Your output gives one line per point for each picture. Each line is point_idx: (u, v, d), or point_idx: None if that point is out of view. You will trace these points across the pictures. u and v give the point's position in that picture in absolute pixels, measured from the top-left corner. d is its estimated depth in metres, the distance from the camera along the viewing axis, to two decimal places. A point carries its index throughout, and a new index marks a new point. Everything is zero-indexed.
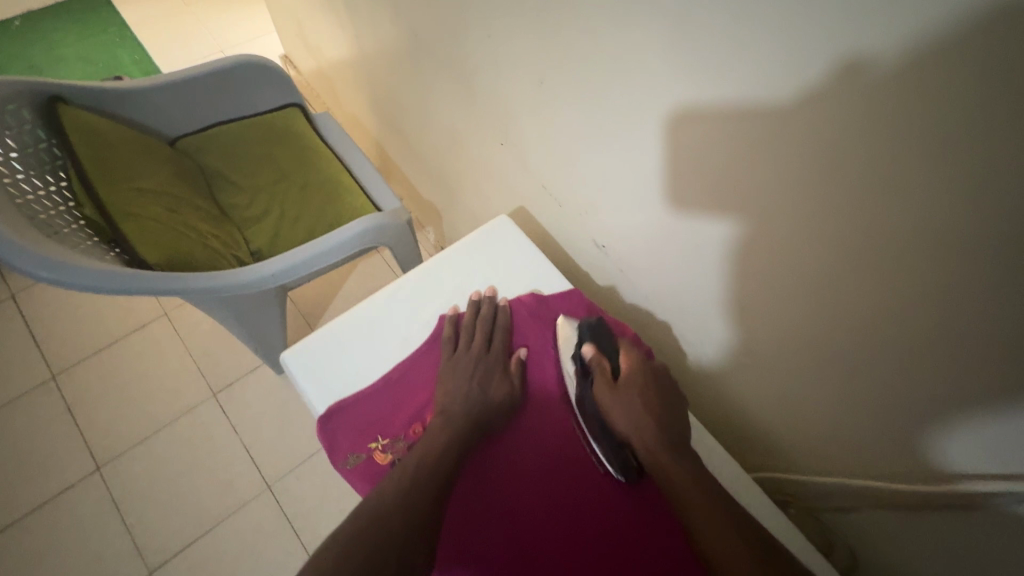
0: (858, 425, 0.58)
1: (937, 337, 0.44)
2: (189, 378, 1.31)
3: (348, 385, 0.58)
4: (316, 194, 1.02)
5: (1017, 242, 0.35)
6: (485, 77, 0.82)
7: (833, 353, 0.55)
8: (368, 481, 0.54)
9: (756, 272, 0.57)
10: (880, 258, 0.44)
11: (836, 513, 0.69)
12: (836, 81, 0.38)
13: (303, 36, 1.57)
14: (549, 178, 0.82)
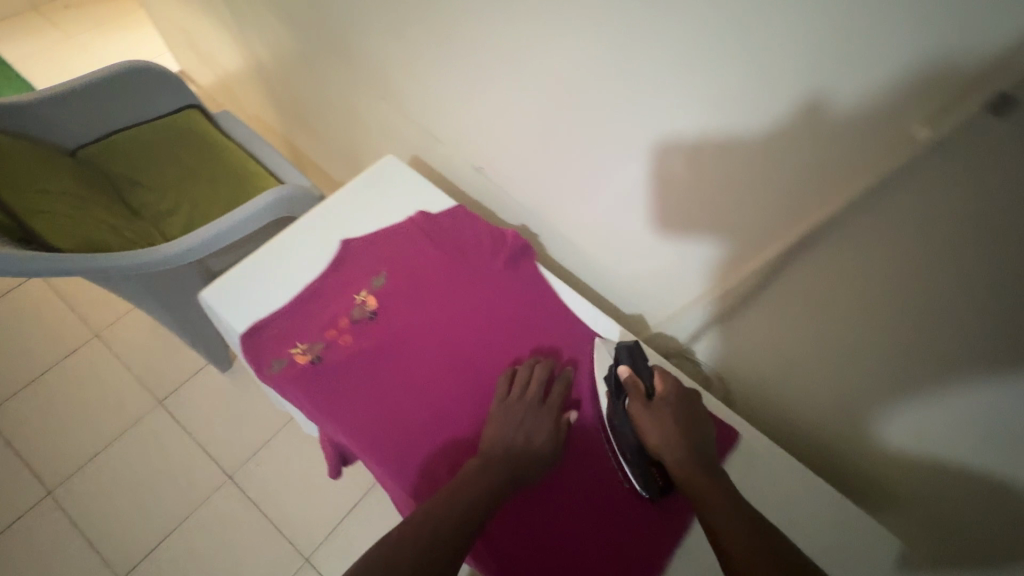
0: (690, 255, 0.71)
1: (718, 155, 0.58)
2: (132, 391, 1.32)
3: (260, 309, 0.65)
4: (226, 182, 1.08)
5: (732, 51, 0.49)
6: (362, 44, 0.91)
7: (666, 193, 0.68)
8: (294, 379, 0.61)
9: (737, 281, 0.68)
10: (667, 101, 0.57)
11: (702, 347, 0.80)
12: (759, 79, 0.49)
13: (195, 46, 1.58)
14: (432, 124, 0.92)
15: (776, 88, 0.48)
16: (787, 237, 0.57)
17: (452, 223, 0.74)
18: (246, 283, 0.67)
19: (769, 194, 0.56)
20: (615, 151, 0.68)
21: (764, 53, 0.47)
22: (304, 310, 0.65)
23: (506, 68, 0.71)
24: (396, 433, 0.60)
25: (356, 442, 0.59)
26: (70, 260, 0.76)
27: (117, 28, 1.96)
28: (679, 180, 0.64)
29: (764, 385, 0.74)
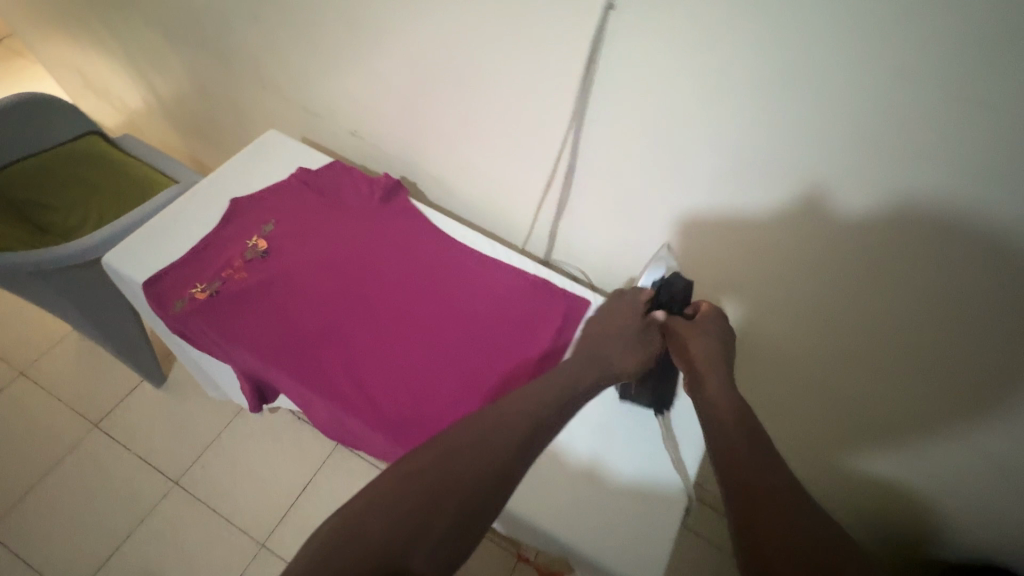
0: (523, 163, 0.83)
1: (517, 74, 0.72)
2: (65, 419, 1.33)
3: (155, 262, 0.73)
4: (131, 193, 1.15)
5: None
6: (241, 44, 1.03)
7: (493, 121, 0.81)
8: (196, 313, 0.70)
9: (768, 336, 0.81)
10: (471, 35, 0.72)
11: (562, 244, 0.92)
12: (780, 177, 0.62)
13: (89, 84, 1.62)
14: (312, 104, 1.03)
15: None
16: (569, 110, 0.71)
17: (331, 175, 0.85)
18: (141, 243, 0.75)
19: (547, 81, 0.70)
20: (449, 84, 0.80)
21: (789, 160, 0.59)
22: (201, 256, 0.74)
23: (343, 17, 0.82)
24: (294, 345, 0.69)
25: (257, 355, 0.68)
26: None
27: (11, 85, 1.97)
28: (497, 93, 0.76)
29: (614, 260, 0.89)
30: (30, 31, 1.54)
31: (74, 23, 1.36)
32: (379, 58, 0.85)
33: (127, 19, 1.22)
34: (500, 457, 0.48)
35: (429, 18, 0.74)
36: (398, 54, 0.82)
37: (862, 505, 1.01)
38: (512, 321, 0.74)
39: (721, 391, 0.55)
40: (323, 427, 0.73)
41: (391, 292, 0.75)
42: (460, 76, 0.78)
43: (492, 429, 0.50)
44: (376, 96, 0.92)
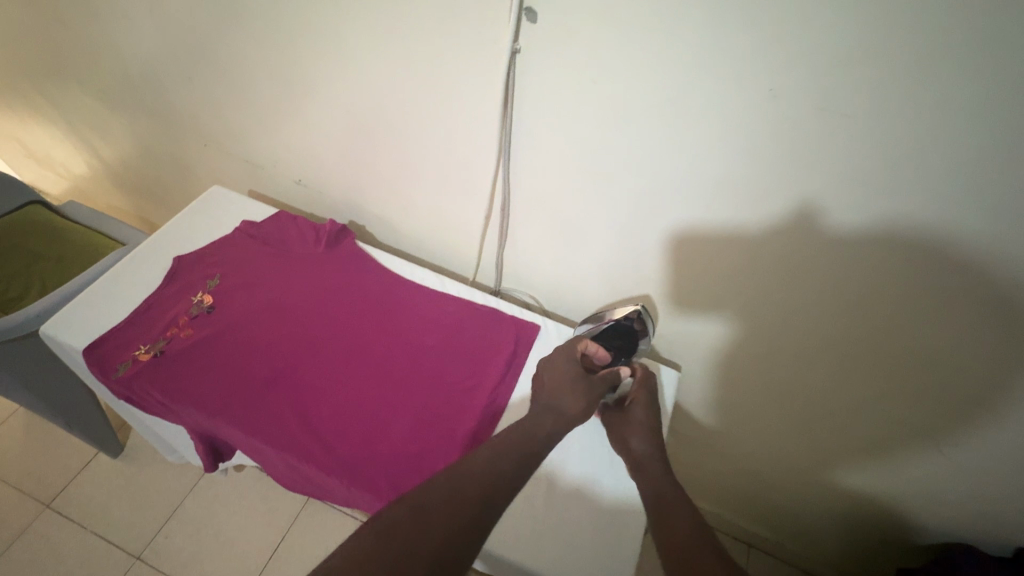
0: (463, 198, 0.87)
1: (446, 117, 0.76)
2: (13, 503, 1.25)
3: (95, 329, 0.72)
4: (74, 260, 1.13)
5: (410, 35, 0.69)
6: (181, 105, 1.05)
7: (430, 161, 0.84)
8: (139, 374, 0.69)
9: (742, 351, 0.83)
10: (399, 83, 0.76)
11: (511, 272, 0.95)
12: (740, 202, 0.65)
13: (30, 152, 1.59)
14: (255, 158, 1.06)
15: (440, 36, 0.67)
16: (497, 142, 0.75)
17: (277, 226, 0.86)
18: (82, 309, 0.74)
19: (474, 120, 0.74)
20: (384, 130, 0.84)
21: (753, 186, 0.62)
22: (144, 317, 0.74)
23: (278, 73, 0.86)
24: (243, 398, 0.68)
25: (206, 411, 0.67)
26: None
27: None
28: (431, 133, 0.80)
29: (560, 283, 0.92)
30: None
31: (10, 94, 1.36)
32: (316, 111, 0.88)
33: (65, 89, 1.23)
34: (469, 508, 0.47)
35: (360, 70, 0.77)
36: (334, 105, 0.85)
37: (834, 509, 1.02)
38: (463, 352, 0.76)
39: (664, 478, 0.59)
40: (282, 480, 0.71)
41: (343, 337, 0.76)
42: (393, 120, 0.81)
43: (460, 486, 0.49)
44: (317, 148, 0.95)
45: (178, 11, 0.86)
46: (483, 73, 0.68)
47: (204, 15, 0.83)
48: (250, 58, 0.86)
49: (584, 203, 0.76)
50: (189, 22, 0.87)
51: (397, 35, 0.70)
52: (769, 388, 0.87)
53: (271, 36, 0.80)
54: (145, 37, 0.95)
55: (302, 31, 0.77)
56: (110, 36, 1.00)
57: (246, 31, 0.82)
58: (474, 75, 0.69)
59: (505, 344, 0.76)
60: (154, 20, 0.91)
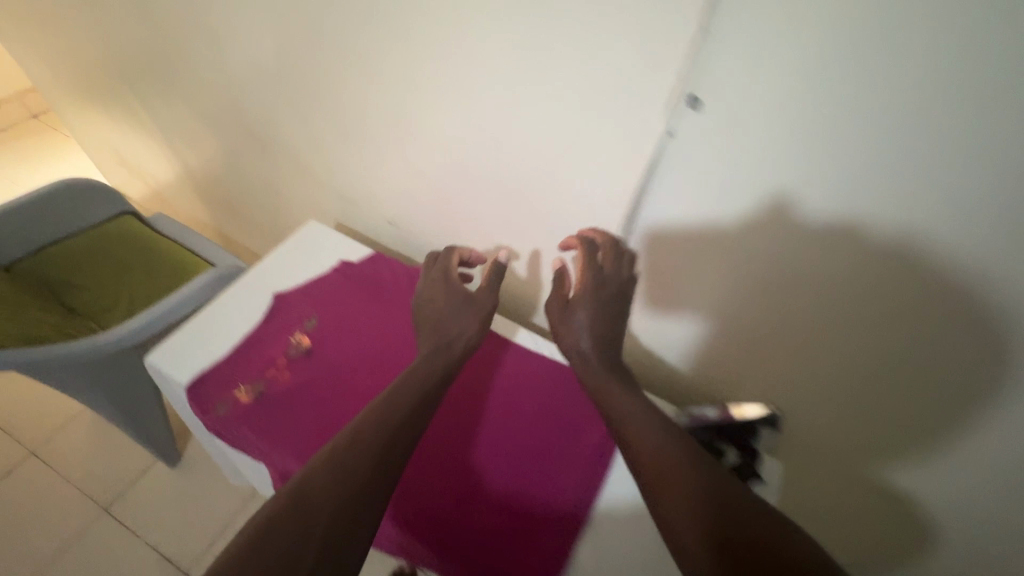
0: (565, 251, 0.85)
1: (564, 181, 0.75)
2: (74, 502, 1.28)
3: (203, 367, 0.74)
4: (162, 274, 1.17)
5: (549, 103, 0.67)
6: (284, 135, 1.08)
7: (538, 220, 0.83)
8: (239, 415, 0.68)
9: (871, 462, 0.74)
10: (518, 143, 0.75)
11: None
12: (902, 312, 0.58)
13: (124, 160, 1.67)
14: (349, 195, 1.07)
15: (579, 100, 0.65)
16: (615, 206, 0.72)
17: (372, 268, 0.86)
18: (186, 342, 0.75)
19: (596, 187, 0.72)
20: (494, 186, 0.83)
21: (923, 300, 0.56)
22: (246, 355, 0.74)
23: (391, 115, 0.86)
24: None
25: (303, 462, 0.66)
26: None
27: (42, 159, 2.02)
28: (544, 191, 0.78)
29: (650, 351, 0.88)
30: (72, 111, 1.60)
31: (119, 106, 1.42)
32: (422, 153, 0.88)
33: (173, 107, 1.28)
34: (388, 447, 0.54)
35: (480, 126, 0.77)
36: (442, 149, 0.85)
37: None
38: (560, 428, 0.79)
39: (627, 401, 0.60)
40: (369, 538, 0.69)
41: None
42: (504, 174, 0.81)
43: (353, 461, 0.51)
44: (418, 193, 0.95)
45: (301, 52, 0.88)
46: (619, 142, 0.65)
47: (328, 55, 0.84)
48: (366, 100, 0.87)
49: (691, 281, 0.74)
50: (310, 61, 0.88)
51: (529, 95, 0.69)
52: (901, 507, 0.76)
53: (393, 81, 0.81)
54: (261, 69, 0.98)
55: (429, 87, 0.77)
56: (226, 66, 1.04)
57: (368, 76, 0.83)
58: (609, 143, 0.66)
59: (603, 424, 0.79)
60: (273, 57, 0.93)
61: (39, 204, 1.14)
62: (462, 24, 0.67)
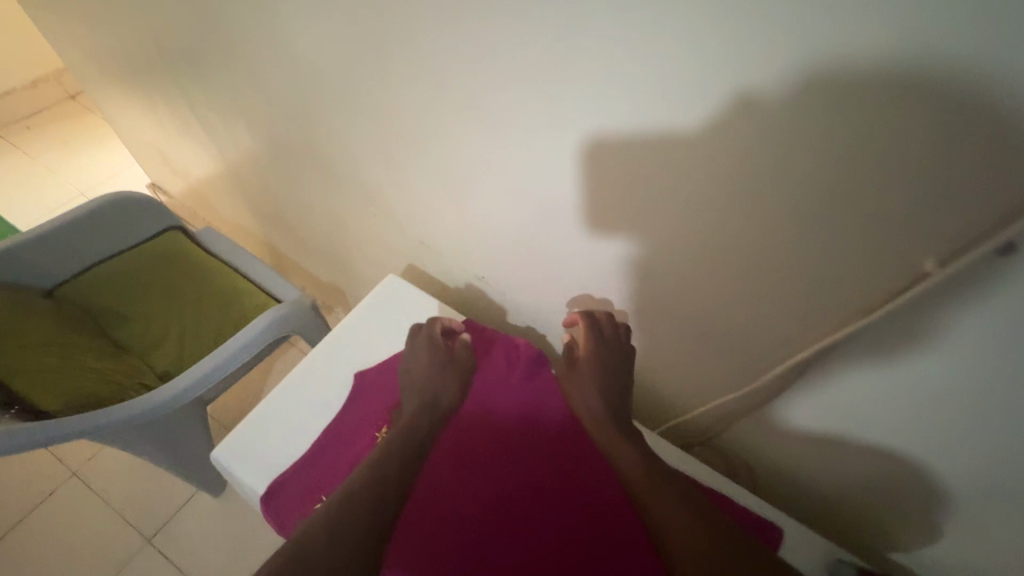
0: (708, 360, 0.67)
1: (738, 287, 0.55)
2: (116, 532, 1.20)
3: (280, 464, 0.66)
4: (214, 306, 1.05)
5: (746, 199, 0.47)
6: (342, 165, 0.90)
7: (688, 321, 0.64)
8: None
9: None
10: (675, 235, 0.55)
11: (728, 439, 0.75)
12: None
13: (167, 160, 1.54)
14: (424, 238, 0.91)
15: (793, 218, 0.45)
16: (801, 343, 0.55)
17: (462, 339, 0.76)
18: (259, 438, 0.67)
19: (779, 318, 0.54)
20: (627, 274, 0.64)
21: None
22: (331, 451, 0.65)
23: (493, 183, 0.67)
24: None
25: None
26: (51, 427, 0.72)
27: (83, 143, 1.91)
28: (697, 298, 0.60)
29: (792, 470, 0.72)
30: (113, 104, 1.47)
31: (159, 103, 1.27)
32: (527, 226, 0.69)
33: (218, 113, 1.12)
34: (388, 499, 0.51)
35: (616, 208, 0.57)
36: (558, 229, 0.66)
37: None
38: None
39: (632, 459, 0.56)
40: None
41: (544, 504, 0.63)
42: (642, 271, 0.62)
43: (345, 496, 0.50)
44: (517, 255, 0.77)
45: (369, 84, 0.68)
46: (841, 283, 0.47)
47: (405, 89, 0.64)
48: (460, 160, 0.68)
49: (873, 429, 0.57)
50: (389, 107, 0.69)
51: (709, 201, 0.49)
52: None
53: (502, 149, 0.62)
54: (325, 106, 0.80)
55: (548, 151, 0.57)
56: (285, 91, 0.86)
57: (467, 138, 0.64)
58: (824, 278, 0.48)
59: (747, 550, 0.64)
60: (343, 95, 0.75)
61: (84, 221, 1.05)
62: (616, 88, 0.46)
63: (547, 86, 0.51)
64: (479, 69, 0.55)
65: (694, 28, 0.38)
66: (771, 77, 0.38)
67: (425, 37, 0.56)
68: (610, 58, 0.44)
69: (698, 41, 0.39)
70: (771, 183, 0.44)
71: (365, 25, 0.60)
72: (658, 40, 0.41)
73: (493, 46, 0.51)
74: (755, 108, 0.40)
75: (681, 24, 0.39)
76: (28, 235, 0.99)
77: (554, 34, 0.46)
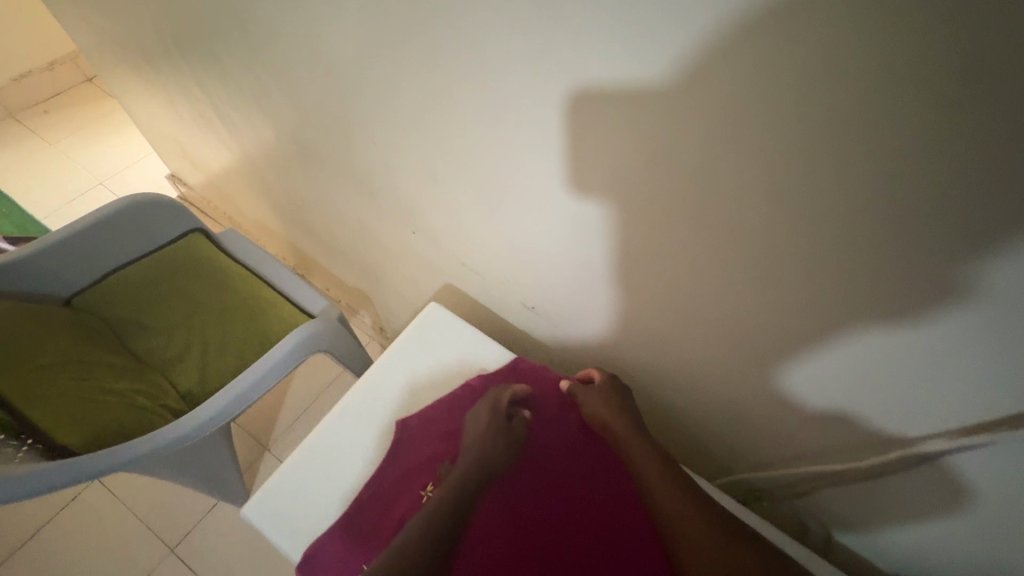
0: (802, 419, 0.63)
1: (848, 331, 0.50)
2: (141, 540, 1.18)
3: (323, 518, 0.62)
4: (239, 317, 0.99)
5: (884, 244, 0.41)
6: (382, 173, 0.84)
7: (771, 369, 0.61)
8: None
9: None
10: (780, 271, 0.49)
11: (802, 500, 0.72)
12: None
13: (188, 155, 1.48)
14: (467, 256, 0.85)
15: (955, 287, 0.41)
16: (936, 430, 0.52)
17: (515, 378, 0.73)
18: (294, 492, 0.64)
19: (916, 403, 0.52)
20: (709, 317, 0.60)
21: None
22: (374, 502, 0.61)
23: (571, 218, 0.62)
24: None
25: None
26: (67, 468, 0.68)
27: (99, 130, 1.85)
28: (807, 360, 0.56)
29: (874, 535, 0.69)
30: (133, 94, 1.41)
31: (181, 96, 1.21)
32: (609, 268, 0.65)
33: (243, 110, 1.05)
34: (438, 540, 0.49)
35: (714, 239, 0.51)
36: (643, 271, 0.61)
37: None
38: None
39: (683, 503, 0.56)
40: None
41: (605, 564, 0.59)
42: (738, 318, 0.58)
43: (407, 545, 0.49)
44: (578, 287, 0.73)
45: (427, 91, 0.62)
46: (996, 378, 0.44)
47: (472, 100, 0.58)
48: (535, 192, 0.63)
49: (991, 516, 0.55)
50: (457, 128, 0.64)
51: (846, 257, 0.44)
52: None
53: (586, 185, 0.56)
54: (380, 120, 0.74)
55: (636, 176, 0.51)
56: (328, 101, 0.80)
57: (548, 170, 0.58)
58: (978, 371, 0.45)
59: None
60: (402, 111, 0.69)
61: (102, 226, 0.99)
62: (736, 111, 0.40)
63: (658, 126, 0.45)
64: (575, 102, 0.49)
65: (878, 76, 0.33)
66: (964, 140, 0.33)
67: (512, 63, 0.50)
68: (742, 93, 0.38)
69: (880, 91, 0.33)
70: (936, 248, 0.39)
71: (442, 41, 0.54)
72: (816, 79, 0.35)
73: (597, 79, 0.45)
74: (934, 169, 0.35)
75: (857, 73, 0.33)
76: (43, 242, 0.94)
77: (680, 72, 0.40)
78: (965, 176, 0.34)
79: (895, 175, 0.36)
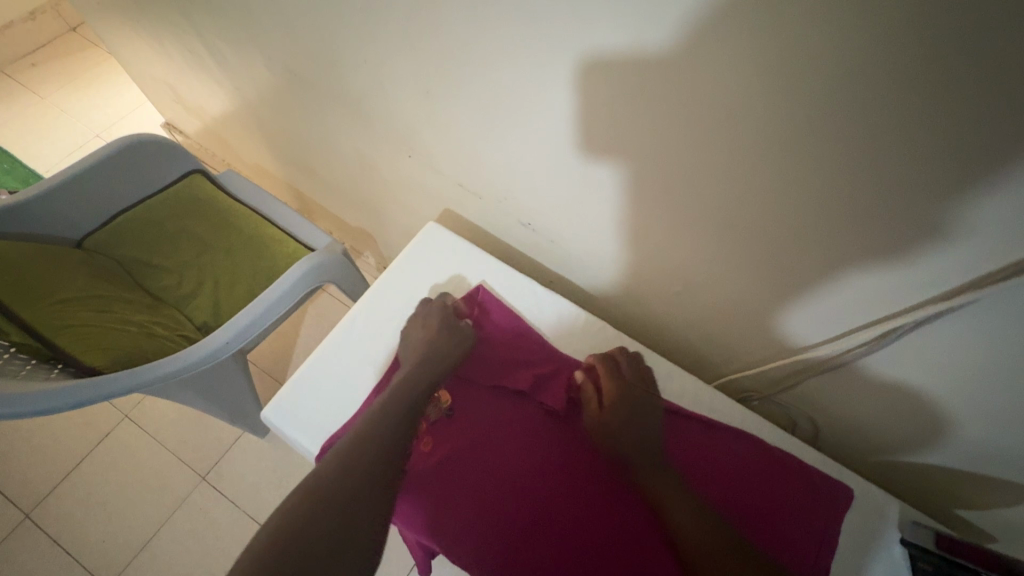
0: (782, 305, 0.65)
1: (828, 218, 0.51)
2: (174, 469, 1.26)
3: (338, 420, 0.67)
4: (244, 253, 1.02)
5: (859, 120, 0.42)
6: (373, 97, 0.84)
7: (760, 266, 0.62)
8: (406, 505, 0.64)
9: None
10: (765, 160, 0.50)
11: (790, 395, 0.76)
12: None
13: (181, 100, 1.46)
14: (463, 177, 0.86)
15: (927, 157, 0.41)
16: (910, 305, 0.54)
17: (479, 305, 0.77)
18: (307, 398, 0.69)
19: (893, 279, 0.52)
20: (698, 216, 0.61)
21: None
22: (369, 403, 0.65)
23: (565, 128, 0.62)
24: (489, 523, 0.62)
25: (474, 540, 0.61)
26: (100, 386, 0.73)
27: (89, 81, 1.82)
28: (799, 281, 0.60)
29: (859, 423, 0.72)
30: (118, 38, 1.37)
31: (167, 35, 1.18)
32: (600, 176, 0.65)
33: (230, 45, 1.03)
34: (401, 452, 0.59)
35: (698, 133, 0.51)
36: (634, 177, 0.62)
37: None
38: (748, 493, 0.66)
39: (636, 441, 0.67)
40: None
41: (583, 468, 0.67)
42: (727, 216, 0.59)
43: (346, 467, 0.54)
44: (569, 201, 0.74)
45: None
46: (958, 244, 0.45)
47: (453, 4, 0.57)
48: (526, 103, 0.63)
49: (965, 381, 0.57)
50: (442, 38, 0.63)
51: (825, 137, 0.44)
52: None
53: (573, 88, 0.56)
54: (368, 40, 0.72)
55: (618, 69, 0.50)
56: (313, 22, 0.78)
57: (533, 75, 0.58)
58: (943, 237, 0.46)
59: (817, 516, 0.64)
60: (386, 26, 0.67)
61: (103, 167, 0.99)
62: None
63: (632, 11, 0.45)
64: None
65: None
66: (943, 3, 0.33)
67: None
68: None
69: None
70: (904, 118, 0.40)
71: None
72: None
73: None
74: (913, 37, 0.35)
75: None
76: (46, 185, 0.95)
77: None
78: (944, 39, 0.34)
79: (869, 42, 0.37)
